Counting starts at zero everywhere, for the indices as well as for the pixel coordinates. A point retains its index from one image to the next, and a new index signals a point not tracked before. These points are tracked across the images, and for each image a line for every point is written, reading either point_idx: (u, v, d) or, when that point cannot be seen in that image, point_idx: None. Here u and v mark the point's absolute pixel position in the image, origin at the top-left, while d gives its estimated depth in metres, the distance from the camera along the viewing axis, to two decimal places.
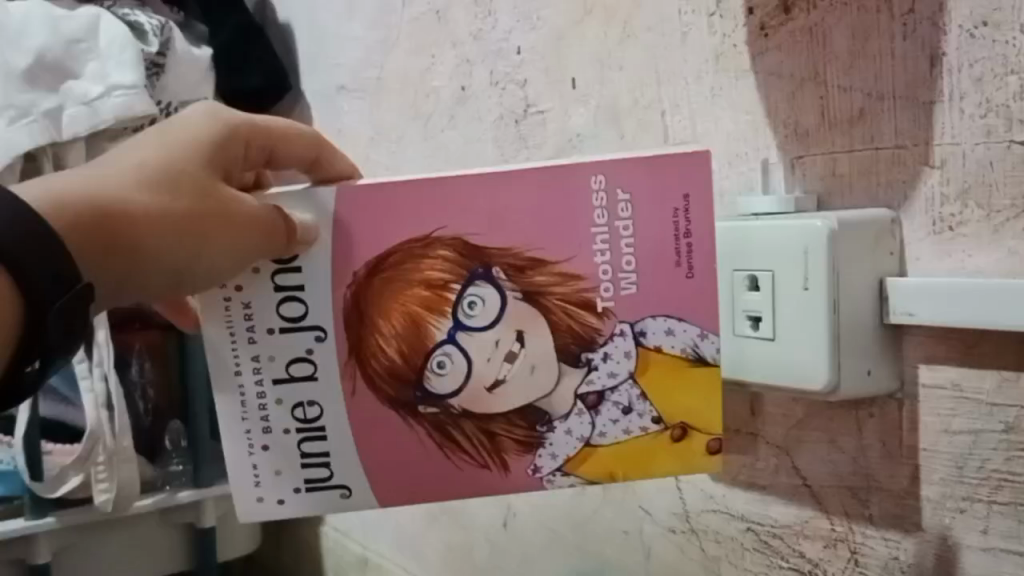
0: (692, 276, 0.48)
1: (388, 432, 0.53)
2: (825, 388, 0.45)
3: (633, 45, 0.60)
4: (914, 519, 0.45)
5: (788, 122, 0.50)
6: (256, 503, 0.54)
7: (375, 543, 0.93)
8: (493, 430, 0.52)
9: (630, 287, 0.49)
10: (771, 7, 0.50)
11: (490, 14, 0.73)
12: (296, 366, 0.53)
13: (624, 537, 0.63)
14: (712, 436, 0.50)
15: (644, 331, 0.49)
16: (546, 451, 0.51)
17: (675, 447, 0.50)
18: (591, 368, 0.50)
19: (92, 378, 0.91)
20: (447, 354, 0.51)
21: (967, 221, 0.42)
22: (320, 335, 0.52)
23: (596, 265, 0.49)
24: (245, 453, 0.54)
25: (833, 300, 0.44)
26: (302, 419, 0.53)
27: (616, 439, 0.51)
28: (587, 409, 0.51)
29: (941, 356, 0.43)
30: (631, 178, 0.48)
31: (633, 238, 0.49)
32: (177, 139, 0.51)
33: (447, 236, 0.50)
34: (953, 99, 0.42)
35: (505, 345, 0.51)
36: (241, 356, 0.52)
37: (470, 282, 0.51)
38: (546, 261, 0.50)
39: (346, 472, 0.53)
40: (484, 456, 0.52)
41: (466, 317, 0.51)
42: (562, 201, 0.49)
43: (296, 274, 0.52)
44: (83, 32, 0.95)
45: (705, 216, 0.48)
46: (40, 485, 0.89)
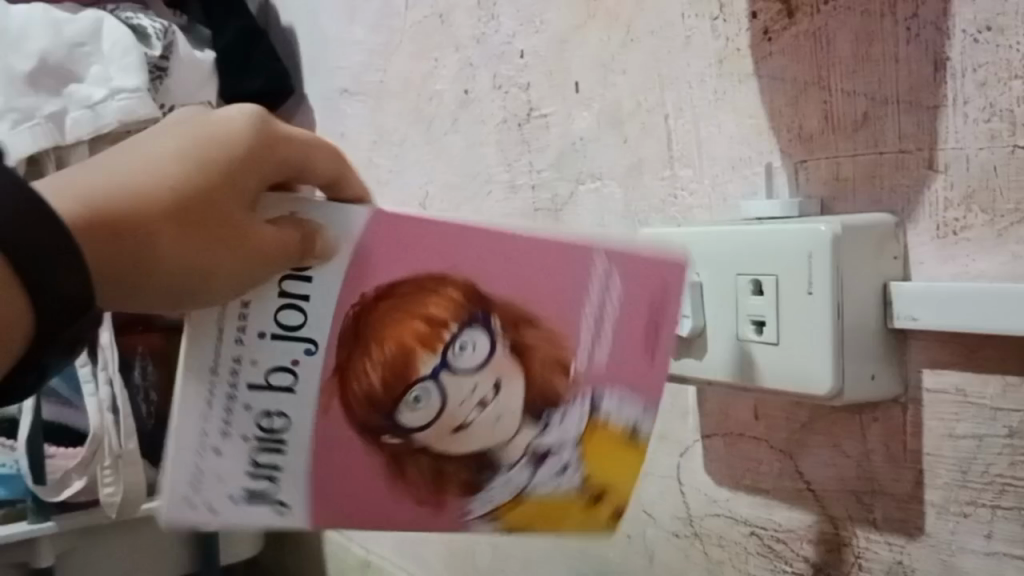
0: (654, 362, 0.47)
1: (351, 456, 0.45)
2: (828, 393, 0.45)
3: (636, 48, 0.60)
4: (918, 523, 0.45)
5: (791, 126, 0.50)
6: (181, 500, 0.43)
7: (378, 547, 0.93)
8: (444, 467, 0.46)
9: (599, 356, 0.47)
10: (774, 11, 0.50)
11: (493, 17, 0.73)
12: (275, 375, 0.44)
13: (628, 540, 0.63)
14: (620, 507, 0.48)
15: (598, 400, 0.47)
16: (484, 494, 0.47)
17: (587, 510, 0.48)
18: (549, 425, 0.47)
19: (96, 381, 0.91)
20: (425, 389, 0.45)
21: (971, 225, 0.42)
22: (311, 348, 0.44)
23: (579, 330, 0.46)
24: (190, 454, 0.43)
25: (837, 304, 0.44)
26: (263, 428, 0.44)
27: (548, 492, 0.47)
28: (532, 459, 0.47)
29: (945, 360, 0.43)
30: (627, 266, 0.46)
31: (615, 311, 0.46)
32: (202, 139, 0.44)
33: (461, 279, 0.45)
34: (957, 104, 0.42)
35: (482, 390, 0.46)
36: (222, 349, 0.43)
37: (467, 325, 0.45)
38: (538, 319, 0.46)
39: (292, 491, 0.45)
40: (426, 492, 0.46)
41: (453, 354, 0.45)
42: (563, 270, 0.45)
43: (304, 283, 0.44)
44: (85, 35, 0.95)
45: (672, 330, 0.47)
46: (43, 488, 0.91)
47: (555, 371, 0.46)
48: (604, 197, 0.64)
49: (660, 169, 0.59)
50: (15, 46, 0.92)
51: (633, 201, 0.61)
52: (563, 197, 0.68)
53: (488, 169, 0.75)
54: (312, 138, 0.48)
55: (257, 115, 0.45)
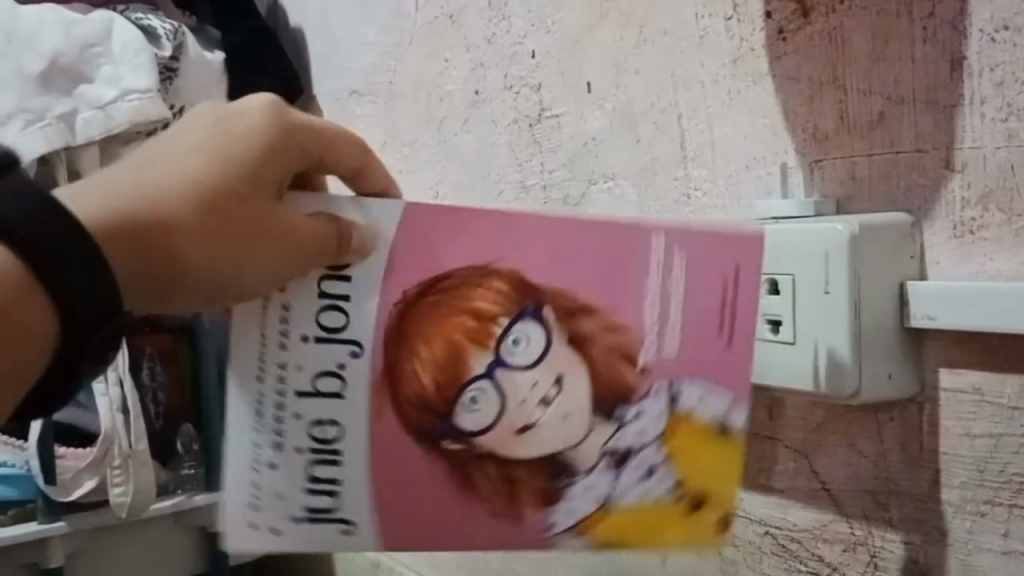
0: (731, 346, 0.44)
1: (407, 467, 0.45)
2: (846, 392, 0.45)
3: (649, 48, 0.60)
4: (935, 523, 0.45)
5: (807, 125, 0.50)
6: (249, 530, 0.44)
7: (388, 547, 0.93)
8: (514, 475, 0.45)
9: (670, 347, 0.45)
10: (790, 11, 0.50)
11: (505, 18, 0.73)
12: (323, 380, 0.44)
13: (641, 540, 0.63)
14: (726, 512, 0.46)
15: (677, 394, 0.45)
16: (564, 506, 0.45)
17: (691, 519, 0.46)
18: (622, 425, 0.45)
19: (107, 381, 0.91)
20: (482, 390, 0.45)
21: (988, 224, 0.42)
22: (357, 349, 0.44)
23: (641, 319, 0.45)
24: (248, 470, 0.43)
25: (855, 303, 0.44)
26: (319, 439, 0.44)
27: (635, 500, 0.45)
28: (612, 466, 0.45)
29: (962, 360, 0.43)
30: (692, 241, 0.44)
31: (682, 297, 0.44)
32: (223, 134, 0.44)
33: (506, 271, 0.45)
34: (974, 103, 0.42)
35: (542, 388, 0.45)
36: (268, 360, 0.43)
37: (516, 320, 0.45)
38: (596, 307, 0.45)
39: (352, 501, 0.45)
40: (497, 503, 0.45)
41: (506, 351, 0.45)
42: (617, 255, 0.44)
43: (344, 283, 0.44)
44: (96, 35, 0.95)
45: (748, 305, 0.44)
46: (53, 488, 0.91)
47: (619, 364, 0.45)
48: (617, 196, 0.64)
49: (674, 169, 0.59)
50: (26, 46, 0.93)
51: (646, 200, 0.62)
52: (575, 196, 0.68)
53: (500, 169, 0.75)
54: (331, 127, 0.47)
55: (274, 108, 0.45)
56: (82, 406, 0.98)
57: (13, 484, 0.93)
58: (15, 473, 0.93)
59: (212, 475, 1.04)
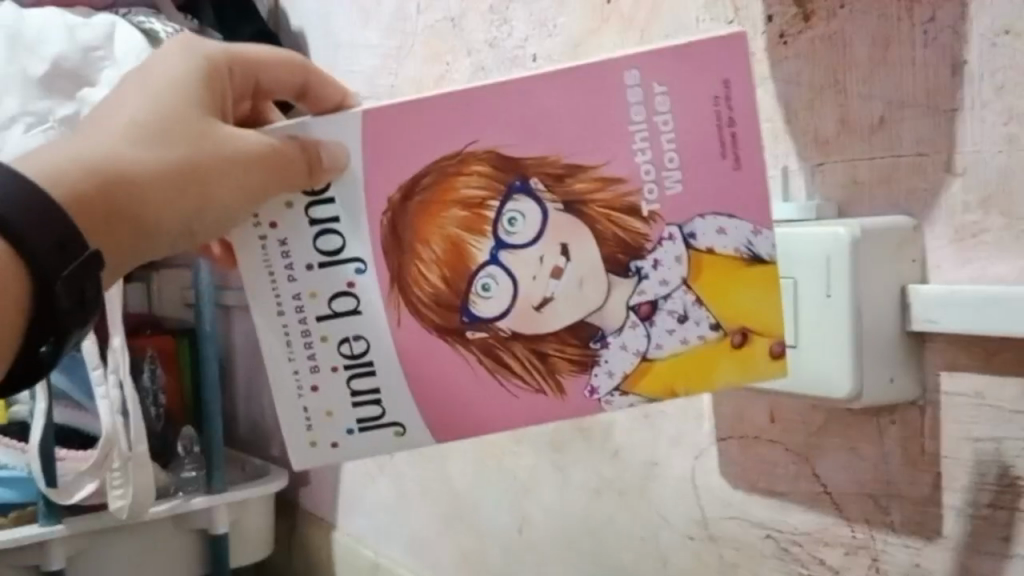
0: (739, 167, 0.44)
1: (441, 364, 0.49)
2: (848, 396, 0.45)
3: (651, 52, 0.60)
4: (935, 526, 0.45)
5: (807, 129, 0.50)
6: (312, 449, 0.50)
7: (390, 550, 0.93)
8: (545, 352, 0.47)
9: (675, 188, 0.45)
10: (791, 15, 0.50)
11: (506, 22, 0.73)
12: (337, 300, 0.49)
13: (641, 543, 0.63)
14: (774, 340, 0.45)
15: (693, 233, 0.45)
16: (602, 369, 0.47)
17: (735, 353, 0.46)
18: (642, 277, 0.46)
19: (107, 384, 0.90)
20: (492, 275, 0.47)
21: (989, 228, 0.43)
22: (360, 267, 0.49)
23: (636, 166, 0.45)
24: (294, 397, 0.49)
25: (857, 307, 0.44)
26: (348, 355, 0.49)
27: (675, 349, 0.46)
28: (641, 320, 0.46)
29: (963, 362, 0.43)
30: (671, 69, 0.44)
31: (674, 132, 0.44)
32: (159, 85, 0.49)
33: (480, 151, 0.46)
34: (974, 108, 0.43)
35: (551, 262, 0.47)
36: (283, 295, 0.49)
37: (508, 198, 0.47)
38: (585, 166, 0.45)
39: (398, 407, 0.49)
40: (538, 379, 0.48)
41: (507, 234, 0.47)
42: (594, 95, 0.45)
43: (330, 206, 0.48)
44: (99, 40, 0.95)
45: (749, 131, 0.44)
46: (54, 491, 0.90)
47: (621, 222, 0.46)
48: None
49: None
50: (30, 50, 0.93)
51: None
52: None
53: None
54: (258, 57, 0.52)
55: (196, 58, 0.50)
56: (82, 407, 0.98)
57: (15, 486, 0.94)
58: (17, 475, 0.94)
59: (212, 475, 1.04)
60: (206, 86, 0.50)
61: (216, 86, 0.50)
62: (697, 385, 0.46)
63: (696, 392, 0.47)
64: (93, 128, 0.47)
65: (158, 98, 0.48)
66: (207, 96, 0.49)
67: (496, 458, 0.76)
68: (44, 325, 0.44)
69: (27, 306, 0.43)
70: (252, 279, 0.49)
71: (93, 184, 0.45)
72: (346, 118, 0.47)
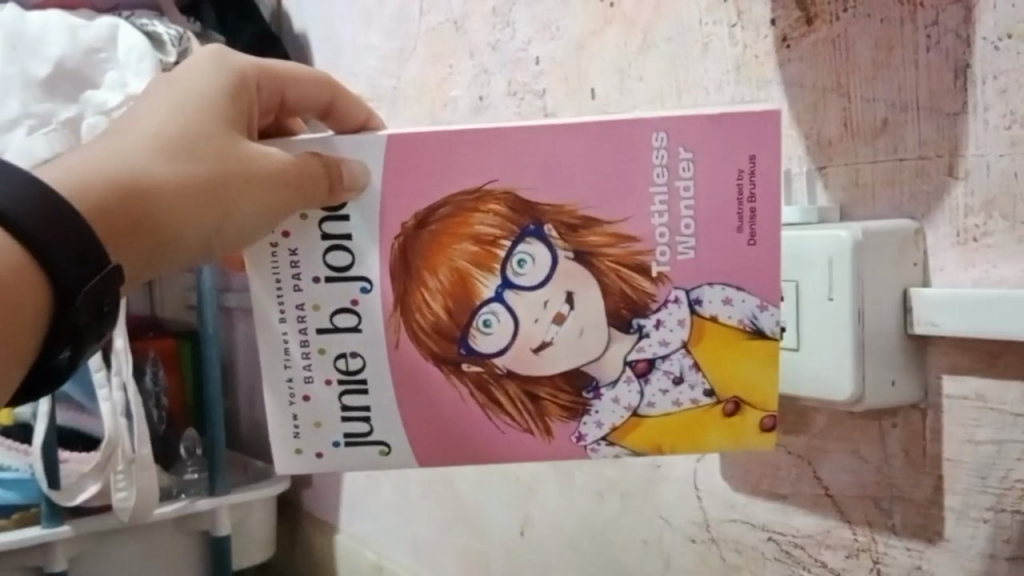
0: (754, 244, 0.45)
1: (433, 392, 0.50)
2: (849, 398, 0.45)
3: (653, 54, 0.60)
4: (937, 528, 0.45)
5: (809, 132, 0.50)
6: (294, 455, 0.52)
7: (392, 552, 0.93)
8: (538, 394, 0.49)
9: (688, 253, 0.46)
10: (794, 18, 0.50)
11: (509, 24, 0.74)
12: (340, 316, 0.50)
13: (644, 545, 0.63)
14: (767, 413, 0.47)
15: (700, 298, 0.47)
16: (592, 418, 0.49)
17: (725, 421, 0.48)
18: (642, 335, 0.47)
19: (110, 386, 0.91)
20: (494, 312, 0.49)
21: (991, 232, 0.43)
22: (366, 286, 0.50)
23: (652, 228, 0.46)
24: (285, 403, 0.51)
25: (859, 309, 0.44)
26: (344, 370, 0.51)
27: (667, 410, 0.48)
28: (636, 376, 0.48)
29: (965, 365, 0.43)
30: (701, 137, 0.45)
31: (694, 199, 0.45)
32: (187, 96, 0.49)
33: (500, 190, 0.47)
34: (978, 111, 0.43)
35: (555, 306, 0.48)
36: (286, 300, 0.50)
37: (521, 239, 0.48)
38: (599, 219, 0.46)
39: (386, 427, 0.51)
40: (528, 421, 0.50)
41: (514, 274, 0.48)
42: (621, 154, 0.46)
43: (344, 223, 0.49)
44: (101, 41, 0.96)
45: (770, 209, 0.45)
46: (57, 493, 0.90)
47: (627, 273, 0.47)
48: None
49: None
50: (32, 52, 0.93)
51: None
52: None
53: None
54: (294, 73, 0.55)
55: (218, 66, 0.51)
56: (85, 409, 0.98)
57: (17, 487, 0.94)
58: (18, 477, 0.94)
59: (217, 477, 1.04)
60: (234, 98, 0.50)
61: (244, 99, 0.51)
62: (684, 444, 0.48)
63: (683, 452, 0.49)
64: (119, 134, 0.46)
65: (187, 109, 0.48)
66: (233, 107, 0.50)
67: (499, 460, 0.77)
68: (59, 333, 0.41)
69: (45, 316, 0.40)
70: (259, 281, 0.50)
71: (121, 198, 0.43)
72: (370, 143, 0.48)
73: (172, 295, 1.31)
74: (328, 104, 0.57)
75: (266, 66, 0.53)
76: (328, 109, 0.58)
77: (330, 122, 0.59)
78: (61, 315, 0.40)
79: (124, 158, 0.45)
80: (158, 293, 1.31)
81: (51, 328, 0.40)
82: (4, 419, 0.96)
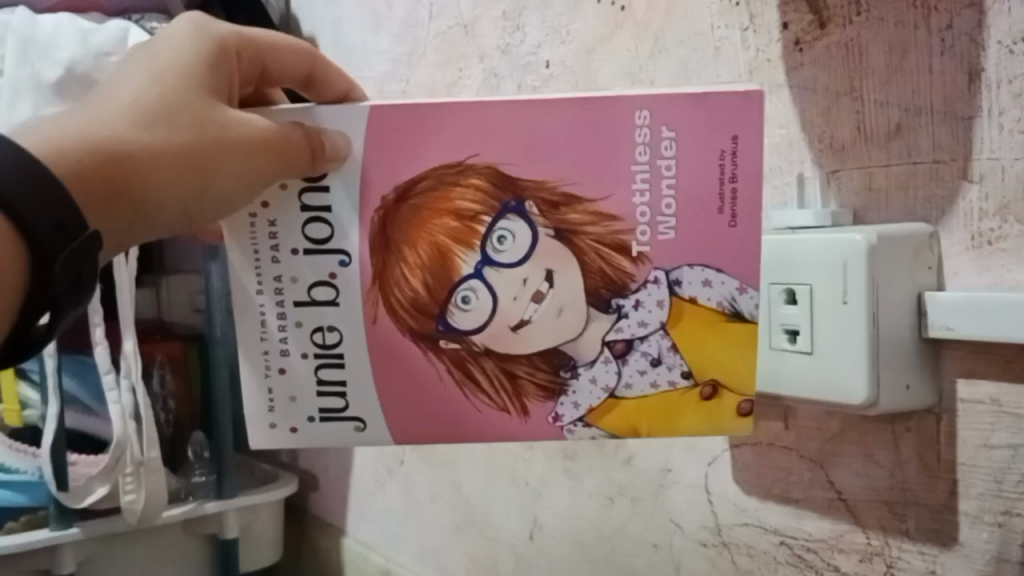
0: (734, 224, 0.47)
1: (411, 368, 0.52)
2: (864, 402, 0.45)
3: (665, 58, 0.60)
4: (951, 533, 0.45)
5: (823, 136, 0.50)
6: (270, 429, 0.53)
7: (399, 556, 0.93)
8: (515, 372, 0.51)
9: (668, 233, 0.48)
10: (806, 22, 0.50)
11: (519, 28, 0.74)
12: (318, 289, 0.51)
13: (654, 550, 0.63)
14: (743, 397, 0.49)
15: (679, 280, 0.49)
16: (569, 399, 0.51)
17: (702, 404, 0.50)
18: (621, 315, 0.50)
19: (119, 389, 0.91)
20: (473, 288, 0.51)
21: (1006, 236, 0.42)
22: (345, 259, 0.51)
23: (634, 207, 0.48)
24: (261, 376, 0.52)
25: (873, 313, 0.44)
26: (321, 344, 0.52)
27: (644, 391, 0.50)
28: (614, 357, 0.50)
29: (980, 369, 0.43)
30: (682, 117, 0.47)
31: (675, 178, 0.47)
32: (167, 62, 0.50)
33: (481, 165, 0.49)
34: (992, 115, 0.43)
35: (534, 284, 0.50)
36: (265, 273, 0.51)
37: (501, 216, 0.50)
38: (581, 198, 0.48)
39: (362, 403, 0.52)
40: (504, 399, 0.51)
41: (494, 251, 0.50)
42: (604, 132, 0.48)
43: (324, 194, 0.50)
44: (112, 44, 0.95)
45: (749, 189, 0.47)
46: (66, 496, 0.90)
47: (608, 252, 0.49)
48: None
49: None
50: (44, 55, 0.93)
51: None
52: None
53: None
54: (276, 42, 0.55)
55: (201, 32, 0.52)
56: (94, 413, 0.98)
57: (26, 491, 0.94)
58: (25, 479, 0.93)
59: (224, 482, 1.05)
60: (216, 63, 0.51)
61: (225, 68, 0.51)
62: (658, 425, 0.50)
63: (659, 434, 0.51)
64: (96, 103, 0.48)
65: (166, 77, 0.49)
66: (215, 74, 0.51)
67: (509, 464, 0.76)
68: (39, 303, 0.44)
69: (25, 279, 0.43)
70: (238, 252, 0.51)
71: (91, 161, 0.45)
72: (354, 117, 0.49)
73: (179, 298, 1.32)
74: (309, 76, 0.58)
75: (249, 33, 0.54)
76: (310, 78, 0.58)
77: (312, 92, 0.58)
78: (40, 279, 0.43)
79: (102, 128, 0.46)
80: (164, 294, 1.32)
81: (30, 297, 0.43)
82: (14, 420, 0.95)
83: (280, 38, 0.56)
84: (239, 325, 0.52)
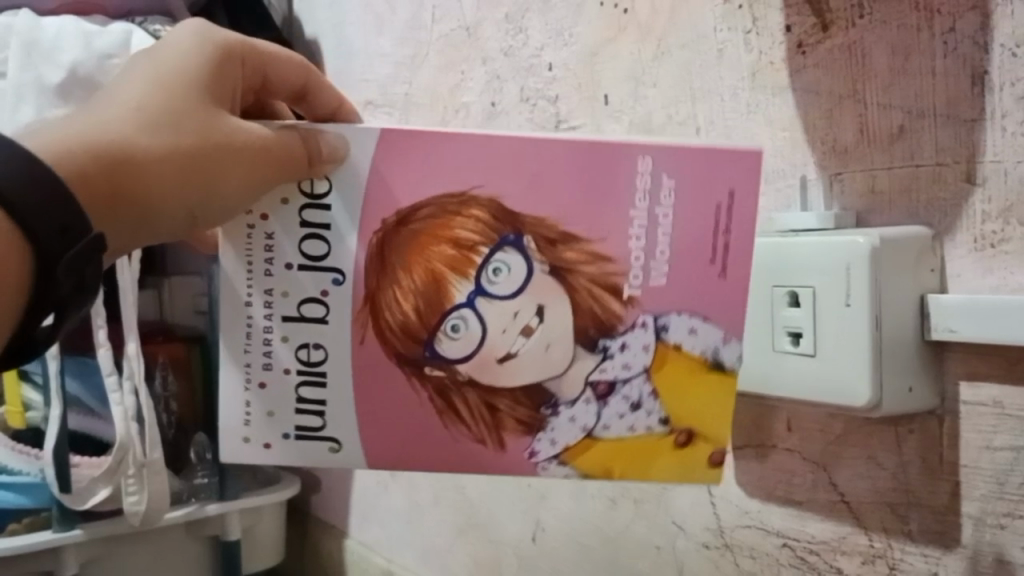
0: (724, 277, 0.48)
1: (395, 395, 0.52)
2: (867, 405, 0.45)
3: (668, 61, 0.60)
4: (954, 535, 0.45)
5: (825, 139, 0.50)
6: (243, 444, 0.52)
7: (402, 558, 0.93)
8: (497, 405, 0.51)
9: (659, 278, 0.49)
10: (809, 25, 0.50)
11: (522, 31, 0.74)
12: (307, 307, 0.51)
13: (657, 552, 0.63)
14: (716, 448, 0.50)
15: (665, 325, 0.49)
16: (545, 435, 0.51)
17: (677, 450, 0.50)
18: (607, 356, 0.50)
19: (122, 391, 0.91)
20: (463, 317, 0.51)
21: (1009, 238, 0.42)
22: (338, 279, 0.51)
23: (629, 250, 0.49)
24: (241, 388, 0.52)
25: (876, 316, 0.44)
26: (305, 361, 0.51)
27: (620, 434, 0.50)
28: (596, 398, 0.50)
29: (983, 372, 0.43)
30: (686, 167, 0.47)
31: (671, 228, 0.48)
32: (171, 67, 0.50)
33: (483, 197, 0.49)
34: (994, 118, 0.43)
35: (524, 319, 0.50)
36: (256, 288, 0.51)
37: (498, 247, 0.50)
38: (577, 236, 0.49)
39: (339, 426, 0.52)
40: (482, 431, 0.51)
41: (487, 282, 0.50)
42: (606, 175, 0.48)
43: (324, 213, 0.50)
44: (115, 46, 0.95)
45: (743, 242, 0.48)
46: (68, 498, 0.90)
47: (599, 291, 0.49)
48: None
49: None
50: (47, 58, 0.93)
51: None
52: None
53: None
54: (278, 52, 0.56)
55: (205, 36, 0.52)
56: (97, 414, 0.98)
57: (28, 493, 0.93)
58: (28, 481, 0.93)
59: (225, 484, 1.06)
60: (218, 70, 0.51)
61: (229, 75, 0.52)
62: (625, 474, 0.51)
63: (631, 477, 0.51)
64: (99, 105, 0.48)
65: (170, 83, 0.49)
66: (218, 81, 0.51)
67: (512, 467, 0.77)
68: (43, 305, 0.44)
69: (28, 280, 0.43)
70: (231, 260, 0.51)
71: (95, 167, 0.46)
72: (364, 135, 0.49)
73: (182, 301, 1.32)
74: (304, 86, 0.58)
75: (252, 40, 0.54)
76: (304, 89, 0.58)
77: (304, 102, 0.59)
78: (42, 283, 0.43)
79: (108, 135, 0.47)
80: (167, 297, 1.32)
81: (32, 296, 0.43)
82: (16, 421, 0.97)
83: (281, 50, 0.56)
84: (224, 331, 0.51)
